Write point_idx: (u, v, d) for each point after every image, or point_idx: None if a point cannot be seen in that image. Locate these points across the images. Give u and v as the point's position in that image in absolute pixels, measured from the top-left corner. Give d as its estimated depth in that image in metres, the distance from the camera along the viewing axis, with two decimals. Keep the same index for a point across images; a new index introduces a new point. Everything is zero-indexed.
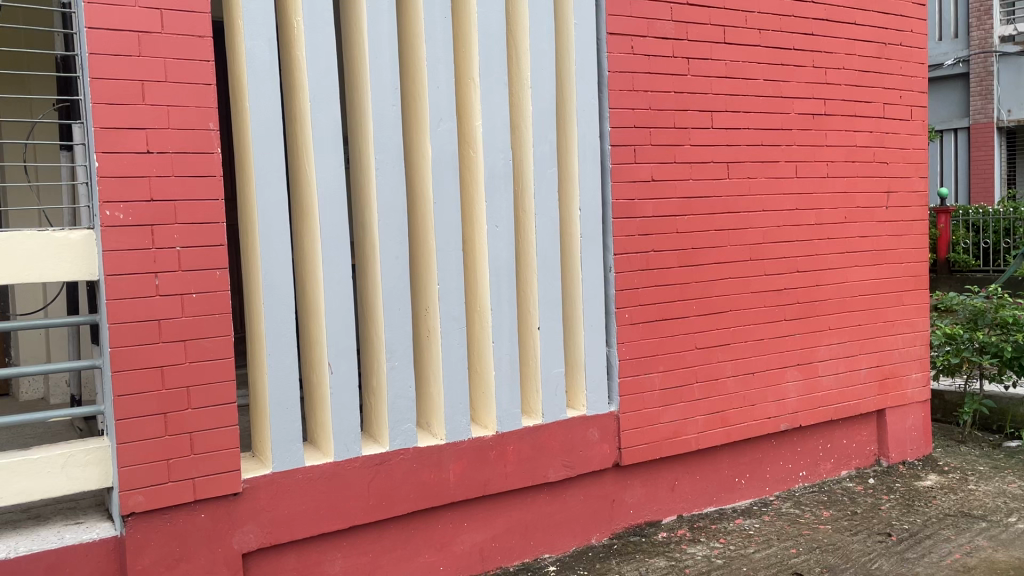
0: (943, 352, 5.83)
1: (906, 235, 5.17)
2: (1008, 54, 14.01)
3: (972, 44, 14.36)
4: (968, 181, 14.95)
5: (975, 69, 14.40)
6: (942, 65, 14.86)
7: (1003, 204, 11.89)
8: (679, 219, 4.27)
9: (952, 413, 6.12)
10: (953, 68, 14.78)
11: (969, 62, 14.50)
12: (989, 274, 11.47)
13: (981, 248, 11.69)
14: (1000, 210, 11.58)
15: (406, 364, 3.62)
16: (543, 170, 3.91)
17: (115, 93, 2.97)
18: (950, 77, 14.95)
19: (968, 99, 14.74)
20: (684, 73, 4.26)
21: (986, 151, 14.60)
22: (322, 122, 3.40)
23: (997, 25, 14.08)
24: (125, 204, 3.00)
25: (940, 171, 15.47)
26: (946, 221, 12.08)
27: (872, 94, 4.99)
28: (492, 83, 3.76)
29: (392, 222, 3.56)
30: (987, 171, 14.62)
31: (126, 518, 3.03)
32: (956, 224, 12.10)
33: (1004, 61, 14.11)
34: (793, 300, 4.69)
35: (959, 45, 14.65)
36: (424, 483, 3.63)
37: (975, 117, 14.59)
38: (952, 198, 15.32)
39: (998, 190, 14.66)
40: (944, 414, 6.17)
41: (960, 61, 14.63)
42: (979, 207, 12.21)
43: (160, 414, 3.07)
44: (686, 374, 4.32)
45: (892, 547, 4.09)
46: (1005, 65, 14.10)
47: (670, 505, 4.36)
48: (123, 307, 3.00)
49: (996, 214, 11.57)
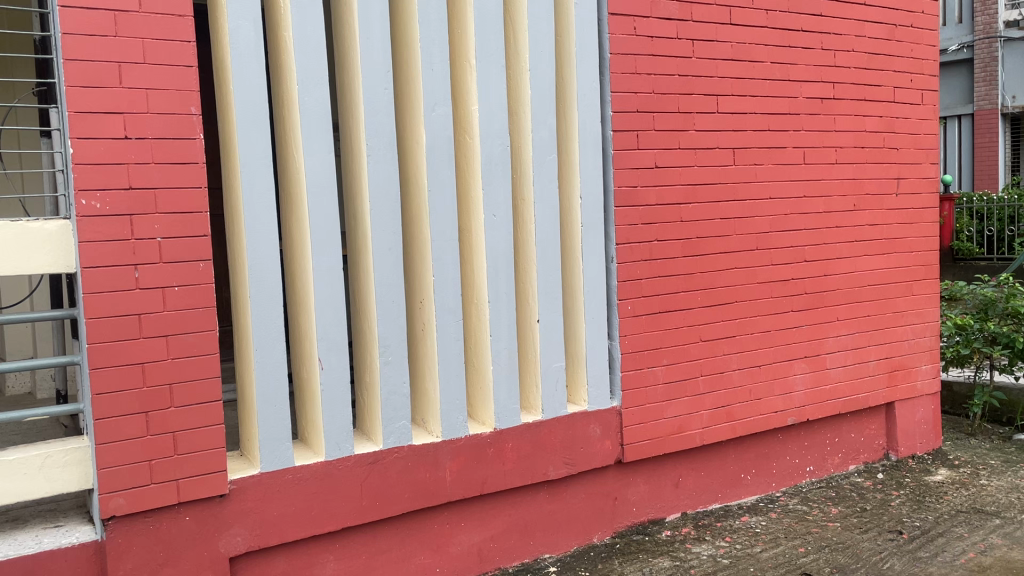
0: (953, 343, 5.69)
1: (916, 223, 5.02)
2: (1013, 39, 13.80)
3: (976, 28, 14.14)
4: (972, 168, 14.77)
5: (980, 54, 14.19)
6: (946, 50, 14.65)
7: (1008, 191, 11.73)
8: (683, 207, 4.12)
9: (962, 405, 5.98)
10: (957, 53, 14.57)
11: (974, 47, 14.28)
12: (994, 262, 11.33)
13: (985, 235, 11.53)
14: (1005, 197, 11.42)
15: (401, 359, 3.47)
16: (543, 157, 3.76)
17: (91, 75, 2.82)
18: (955, 62, 14.75)
19: (973, 84, 14.54)
20: (688, 55, 4.10)
21: (990, 138, 14.41)
22: (311, 107, 3.25)
23: (1002, 9, 13.85)
24: (102, 192, 2.85)
25: (944, 157, 15.29)
26: (951, 208, 12.01)
27: (882, 77, 4.82)
28: (489, 64, 3.60)
29: (385, 210, 3.41)
30: (992, 157, 14.46)
31: (107, 522, 2.90)
32: (960, 211, 11.95)
33: (1009, 45, 13.89)
34: (800, 290, 4.55)
35: (963, 29, 14.43)
36: (419, 482, 3.50)
37: (980, 103, 14.40)
38: (956, 185, 15.15)
39: (1002, 176, 14.49)
40: (953, 405, 6.02)
41: (964, 45, 14.41)
42: (984, 194, 12.05)
43: (142, 413, 2.93)
44: (691, 367, 4.18)
45: (903, 546, 3.96)
46: (1010, 49, 13.89)
47: (674, 502, 4.23)
48: (101, 301, 2.85)
49: (1001, 201, 11.41)
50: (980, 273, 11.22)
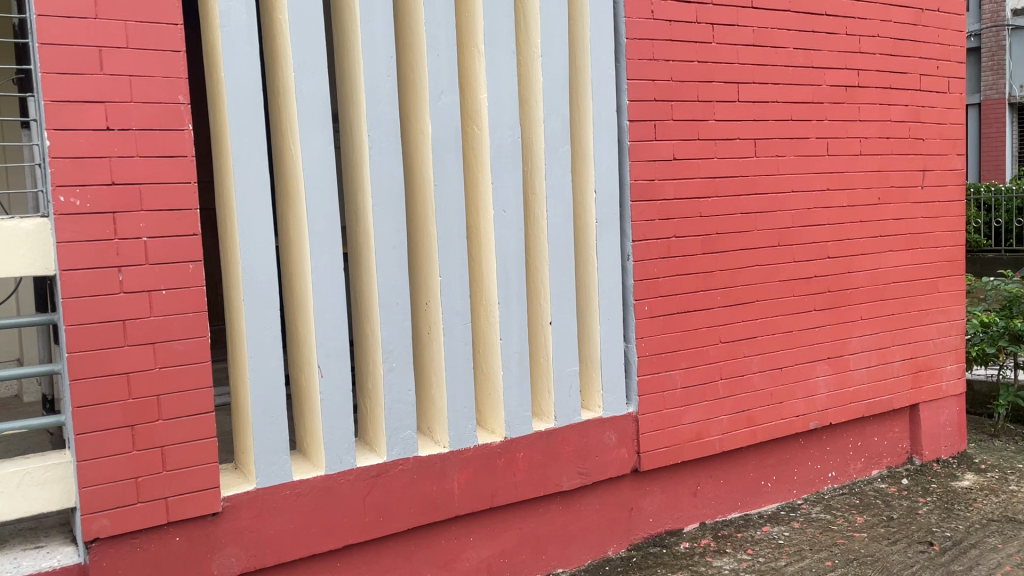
0: (977, 341, 5.48)
1: (943, 217, 4.80)
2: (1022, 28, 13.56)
3: (984, 17, 13.89)
4: (979, 159, 14.55)
5: (987, 43, 13.95)
6: None
7: (1018, 182, 11.51)
8: (703, 201, 3.90)
9: (985, 405, 5.77)
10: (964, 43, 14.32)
11: (980, 36, 14.04)
12: (1003, 255, 11.12)
13: (994, 228, 11.31)
14: (1015, 188, 11.19)
15: (406, 365, 3.26)
16: (555, 148, 3.53)
17: (69, 61, 2.59)
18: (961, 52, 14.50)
19: (980, 74, 14.30)
20: (708, 40, 3.87)
21: (997, 128, 14.18)
22: (308, 94, 3.02)
23: None
24: (82, 188, 2.62)
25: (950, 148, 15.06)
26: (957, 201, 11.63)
27: (908, 64, 4.59)
28: (499, 50, 3.37)
29: (389, 206, 3.19)
30: (999, 148, 14.23)
31: (90, 544, 2.68)
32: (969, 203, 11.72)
33: (1016, 34, 13.66)
34: (823, 288, 4.33)
35: (970, 18, 14.18)
36: (425, 496, 3.28)
37: (987, 93, 14.16)
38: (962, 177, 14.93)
39: (1010, 167, 14.26)
40: (976, 405, 5.82)
41: (971, 35, 14.17)
42: (993, 185, 11.82)
43: (127, 426, 2.71)
44: (710, 370, 3.96)
45: (935, 558, 3.75)
46: (1018, 38, 13.65)
47: (692, 512, 4.02)
48: (82, 306, 2.63)
49: (1010, 193, 11.19)
50: (1002, 268, 10.98)
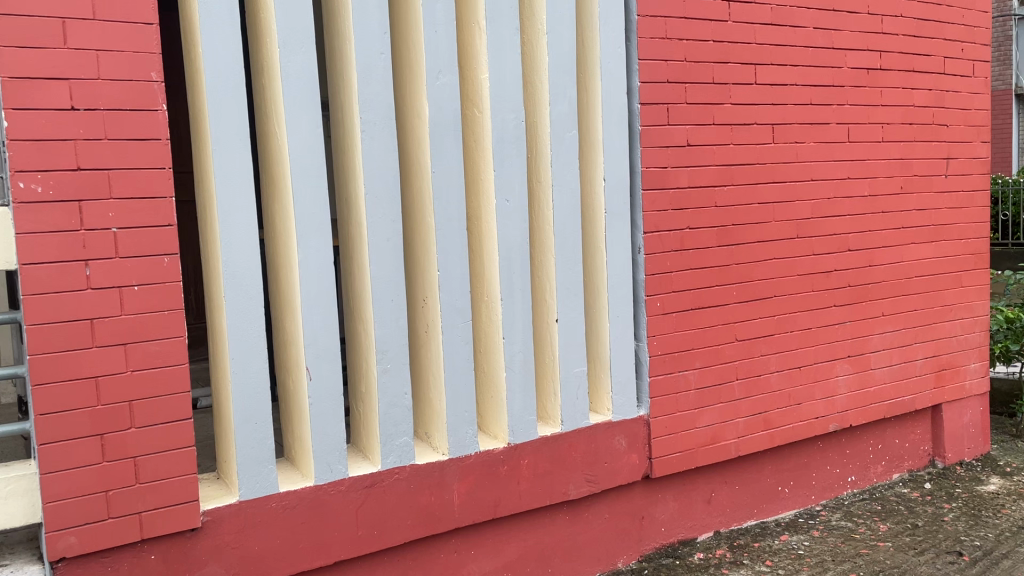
0: (1001, 338, 5.24)
1: (967, 207, 4.56)
2: None
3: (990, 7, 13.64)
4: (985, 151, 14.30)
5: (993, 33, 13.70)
6: None
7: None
8: (718, 190, 3.66)
9: (1007, 405, 5.54)
10: None
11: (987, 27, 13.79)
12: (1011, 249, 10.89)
13: (1001, 221, 11.08)
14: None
15: (402, 366, 3.02)
16: (562, 133, 3.30)
17: (28, 33, 2.35)
18: None
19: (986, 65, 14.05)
20: (724, 18, 3.63)
21: (1003, 120, 13.93)
22: (295, 73, 2.78)
23: None
24: (44, 173, 2.38)
25: None
26: None
27: (932, 46, 4.34)
28: (501, 27, 3.13)
29: (383, 195, 2.95)
30: (1005, 140, 13.98)
31: (56, 564, 2.45)
32: None
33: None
34: (844, 283, 4.09)
35: None
36: (423, 507, 3.05)
37: (993, 84, 13.91)
38: None
39: (1016, 160, 14.01)
40: (998, 405, 5.59)
41: None
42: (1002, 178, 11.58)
43: (97, 436, 2.47)
44: (726, 370, 3.73)
45: (966, 570, 3.53)
46: None
47: (706, 520, 3.79)
48: (44, 303, 2.39)
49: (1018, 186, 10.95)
50: (1005, 264, 10.78)
